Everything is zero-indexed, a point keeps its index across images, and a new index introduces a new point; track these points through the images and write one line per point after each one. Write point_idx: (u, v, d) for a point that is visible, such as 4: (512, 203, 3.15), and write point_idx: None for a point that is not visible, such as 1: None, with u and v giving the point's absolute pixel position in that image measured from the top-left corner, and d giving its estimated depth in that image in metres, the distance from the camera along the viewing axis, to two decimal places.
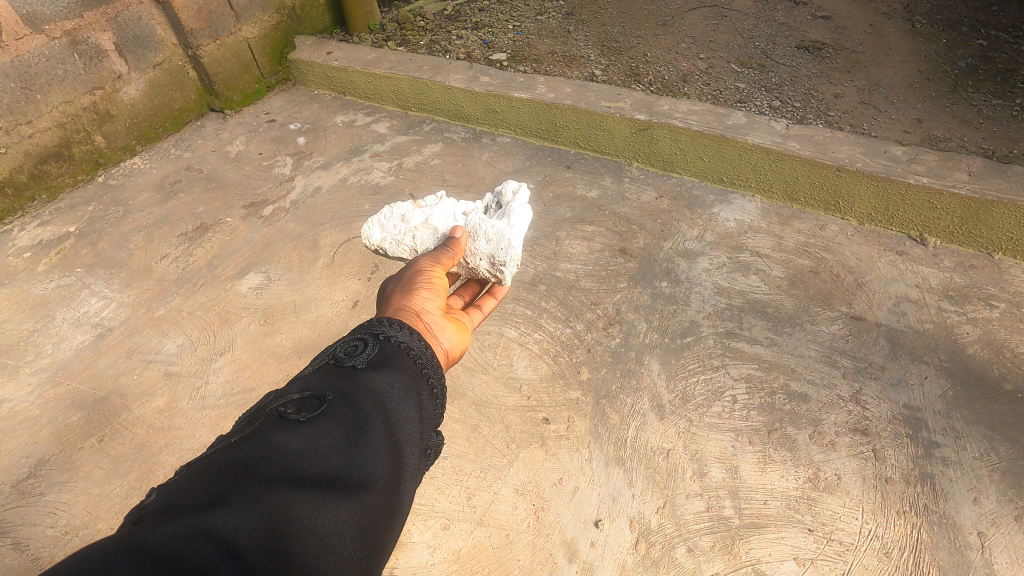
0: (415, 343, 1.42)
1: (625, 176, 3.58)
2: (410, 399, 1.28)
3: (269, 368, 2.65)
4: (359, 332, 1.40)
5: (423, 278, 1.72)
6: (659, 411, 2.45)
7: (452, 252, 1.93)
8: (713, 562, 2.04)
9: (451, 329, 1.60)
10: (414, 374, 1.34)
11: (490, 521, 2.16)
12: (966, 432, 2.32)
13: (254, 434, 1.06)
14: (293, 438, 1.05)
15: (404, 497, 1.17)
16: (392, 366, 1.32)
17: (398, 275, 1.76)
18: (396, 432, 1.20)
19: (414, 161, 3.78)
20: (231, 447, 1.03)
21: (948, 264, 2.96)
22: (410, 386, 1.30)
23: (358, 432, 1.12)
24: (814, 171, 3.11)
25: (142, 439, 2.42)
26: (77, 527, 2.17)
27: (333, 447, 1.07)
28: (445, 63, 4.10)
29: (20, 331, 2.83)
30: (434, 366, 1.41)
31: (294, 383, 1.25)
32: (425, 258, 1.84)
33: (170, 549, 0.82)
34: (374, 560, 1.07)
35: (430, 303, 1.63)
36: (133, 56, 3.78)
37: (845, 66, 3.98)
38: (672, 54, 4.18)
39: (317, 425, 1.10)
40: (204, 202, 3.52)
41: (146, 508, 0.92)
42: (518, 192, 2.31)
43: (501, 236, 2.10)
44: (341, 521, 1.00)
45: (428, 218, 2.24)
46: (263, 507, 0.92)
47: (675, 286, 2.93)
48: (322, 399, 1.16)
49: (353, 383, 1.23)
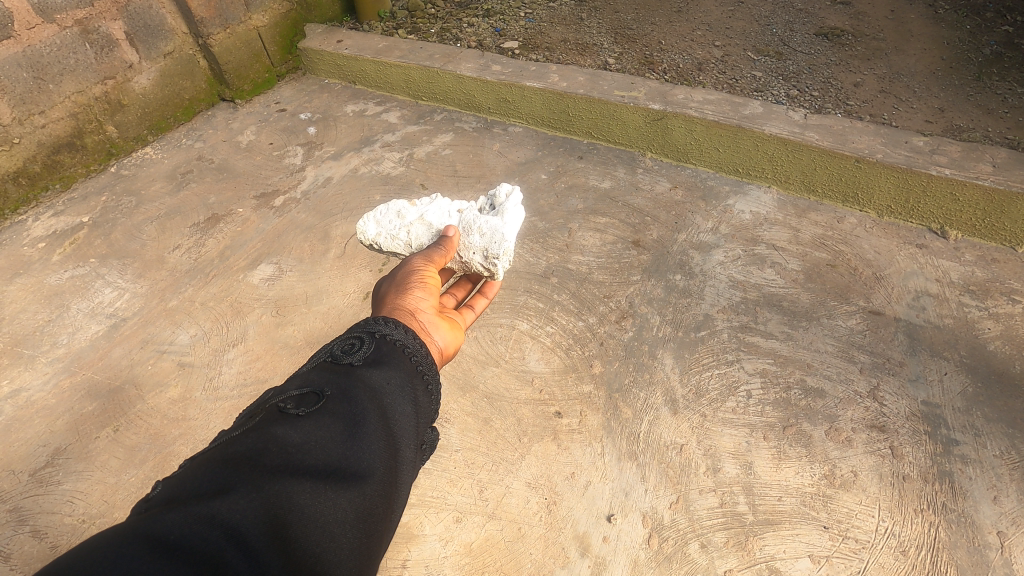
0: (411, 341, 1.40)
1: (639, 166, 3.53)
2: (406, 395, 1.27)
3: (281, 359, 2.66)
4: (355, 331, 1.38)
5: (415, 277, 1.69)
6: (672, 405, 2.43)
7: (445, 250, 1.90)
8: (727, 558, 2.03)
9: (445, 327, 1.59)
10: (410, 370, 1.33)
11: (501, 514, 2.16)
12: (986, 430, 2.29)
13: (255, 428, 1.05)
14: (294, 431, 1.03)
15: (402, 488, 1.16)
16: (389, 362, 1.30)
17: (392, 273, 1.73)
18: (394, 426, 1.19)
19: (425, 152, 3.75)
20: (233, 440, 1.02)
21: (969, 258, 2.90)
22: (406, 382, 1.29)
23: (356, 425, 1.11)
24: (832, 162, 3.05)
25: (157, 429, 2.44)
26: (94, 516, 2.19)
27: (332, 439, 1.06)
28: (457, 52, 4.05)
29: (36, 321, 2.85)
30: (429, 363, 1.40)
31: (293, 380, 1.24)
32: (417, 256, 1.81)
33: (177, 534, 0.82)
34: (373, 550, 1.06)
35: (424, 301, 1.61)
36: (144, 45, 3.77)
37: (866, 54, 3.89)
38: (686, 42, 4.10)
39: (317, 419, 1.08)
40: (216, 192, 3.52)
41: (155, 497, 0.92)
42: (510, 193, 2.24)
43: (494, 231, 2.08)
44: (340, 510, 0.99)
45: (423, 214, 2.19)
46: (266, 495, 0.92)
47: (689, 279, 2.90)
48: (320, 395, 1.15)
49: (351, 379, 1.21)
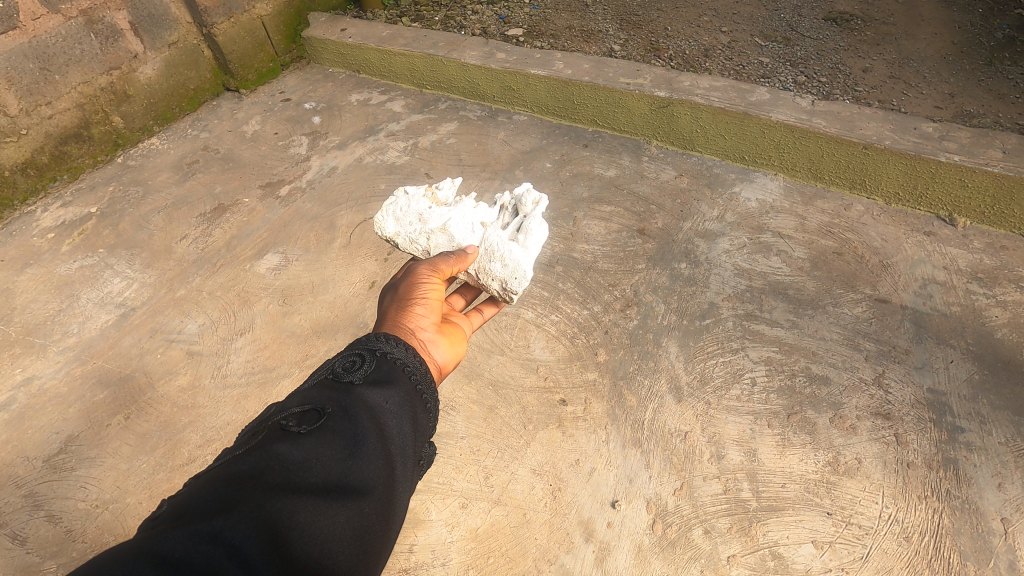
0: (411, 358, 1.43)
1: (644, 154, 3.52)
2: (407, 414, 1.29)
3: (289, 348, 2.68)
4: (358, 348, 1.39)
5: (418, 288, 1.70)
6: (677, 393, 2.44)
7: (453, 261, 1.90)
8: (730, 544, 2.05)
9: (445, 344, 1.62)
10: (410, 391, 1.35)
11: (507, 500, 2.18)
12: (992, 417, 2.28)
13: (257, 446, 1.06)
14: (296, 449, 1.05)
15: (400, 506, 1.17)
16: (388, 381, 1.32)
17: (396, 286, 1.75)
18: (392, 444, 1.21)
19: (430, 141, 3.74)
20: (237, 459, 1.04)
21: (978, 245, 2.87)
22: (406, 402, 1.31)
23: (357, 444, 1.13)
24: (841, 149, 3.03)
25: (167, 417, 2.48)
26: (107, 501, 2.24)
27: (333, 457, 1.08)
28: (461, 39, 4.03)
29: (47, 310, 2.89)
30: (428, 382, 1.42)
31: (294, 396, 1.24)
32: (424, 265, 1.81)
33: (182, 552, 0.83)
34: (369, 566, 1.07)
35: (425, 318, 1.63)
36: (148, 35, 3.77)
37: (875, 39, 3.83)
38: (693, 28, 4.06)
39: (319, 437, 1.10)
40: (222, 182, 3.54)
41: (163, 514, 0.93)
42: (537, 204, 2.24)
43: (517, 264, 2.07)
44: (338, 527, 1.01)
45: (446, 224, 2.16)
46: (268, 513, 0.93)
47: (695, 268, 2.89)
48: (323, 413, 1.16)
49: (352, 397, 1.22)
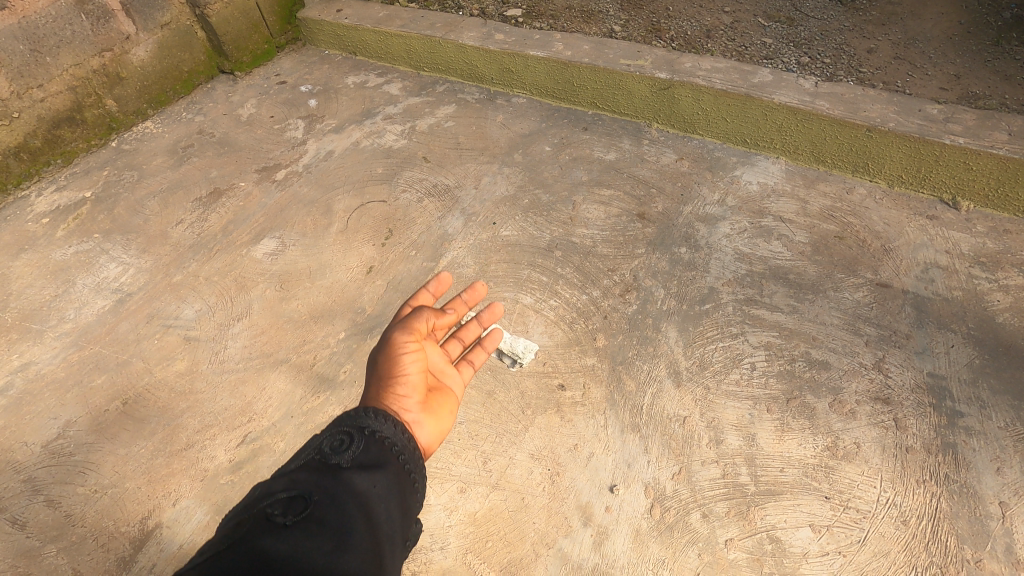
0: (398, 437, 1.43)
1: (644, 138, 3.47)
2: (392, 501, 1.28)
3: (287, 333, 2.67)
4: (344, 426, 1.38)
5: (397, 363, 1.64)
6: (676, 378, 2.43)
7: (433, 313, 1.78)
8: (728, 528, 2.05)
9: (430, 423, 1.62)
10: (396, 474, 1.34)
11: (505, 484, 2.19)
12: (992, 402, 2.28)
13: (239, 541, 1.03)
14: (280, 544, 1.03)
15: None
16: (376, 466, 1.31)
17: (375, 355, 1.68)
18: (379, 535, 1.20)
19: (427, 124, 3.70)
20: (217, 557, 1.00)
21: (981, 229, 2.84)
22: (392, 485, 1.30)
23: (344, 537, 1.12)
24: (843, 132, 2.98)
25: (165, 402, 2.47)
26: (106, 486, 2.24)
27: (319, 549, 1.06)
28: (459, 20, 3.95)
29: (42, 296, 2.87)
30: (416, 462, 1.42)
31: (278, 480, 1.21)
32: (402, 324, 1.72)
33: None
34: None
35: (410, 401, 1.61)
36: (141, 16, 3.69)
37: (881, 19, 3.76)
38: (695, 8, 3.98)
39: (305, 529, 1.08)
40: (217, 166, 3.50)
41: None
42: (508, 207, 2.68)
43: None
44: None
45: None
46: None
47: (695, 252, 2.87)
48: (308, 501, 1.14)
49: (339, 485, 1.21)
